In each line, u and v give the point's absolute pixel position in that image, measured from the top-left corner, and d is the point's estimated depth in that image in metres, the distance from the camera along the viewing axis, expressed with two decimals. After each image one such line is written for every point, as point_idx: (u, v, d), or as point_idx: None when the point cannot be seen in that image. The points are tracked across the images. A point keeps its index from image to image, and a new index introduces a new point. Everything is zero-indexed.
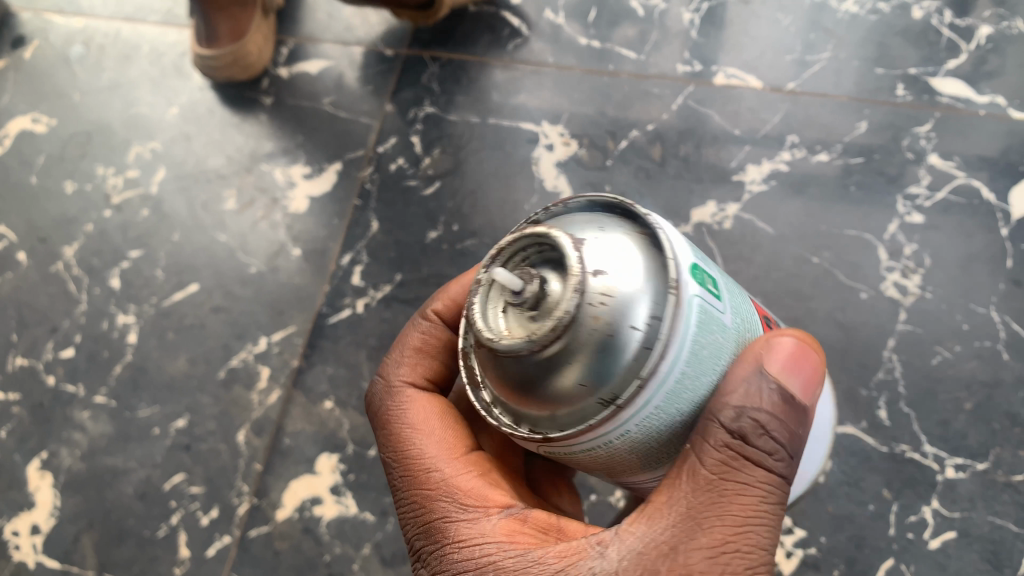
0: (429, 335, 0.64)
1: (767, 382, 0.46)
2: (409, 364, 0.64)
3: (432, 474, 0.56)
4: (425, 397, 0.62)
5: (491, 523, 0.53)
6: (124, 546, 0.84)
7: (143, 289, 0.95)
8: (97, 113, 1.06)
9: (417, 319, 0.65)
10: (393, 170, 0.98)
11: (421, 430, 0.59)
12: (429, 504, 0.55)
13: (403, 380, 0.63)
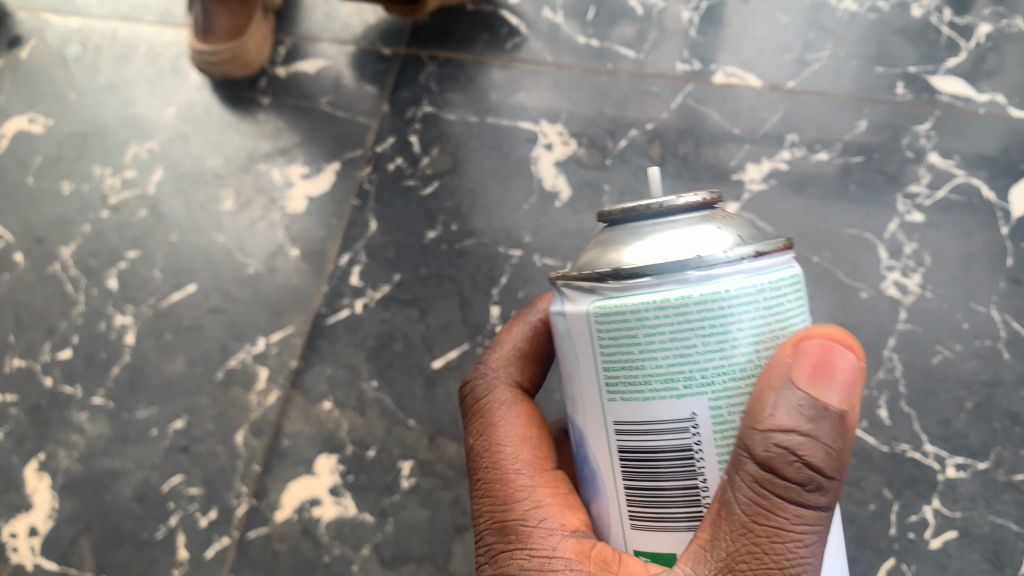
0: (538, 343, 0.64)
1: (806, 399, 0.43)
2: (516, 366, 0.63)
3: (520, 477, 0.55)
4: (524, 402, 0.61)
5: (564, 540, 0.50)
6: (122, 549, 0.84)
7: (140, 290, 0.94)
8: (94, 113, 1.05)
9: (524, 323, 0.65)
10: (391, 171, 0.97)
11: (519, 437, 0.57)
12: (511, 502, 0.54)
13: (509, 379, 0.62)
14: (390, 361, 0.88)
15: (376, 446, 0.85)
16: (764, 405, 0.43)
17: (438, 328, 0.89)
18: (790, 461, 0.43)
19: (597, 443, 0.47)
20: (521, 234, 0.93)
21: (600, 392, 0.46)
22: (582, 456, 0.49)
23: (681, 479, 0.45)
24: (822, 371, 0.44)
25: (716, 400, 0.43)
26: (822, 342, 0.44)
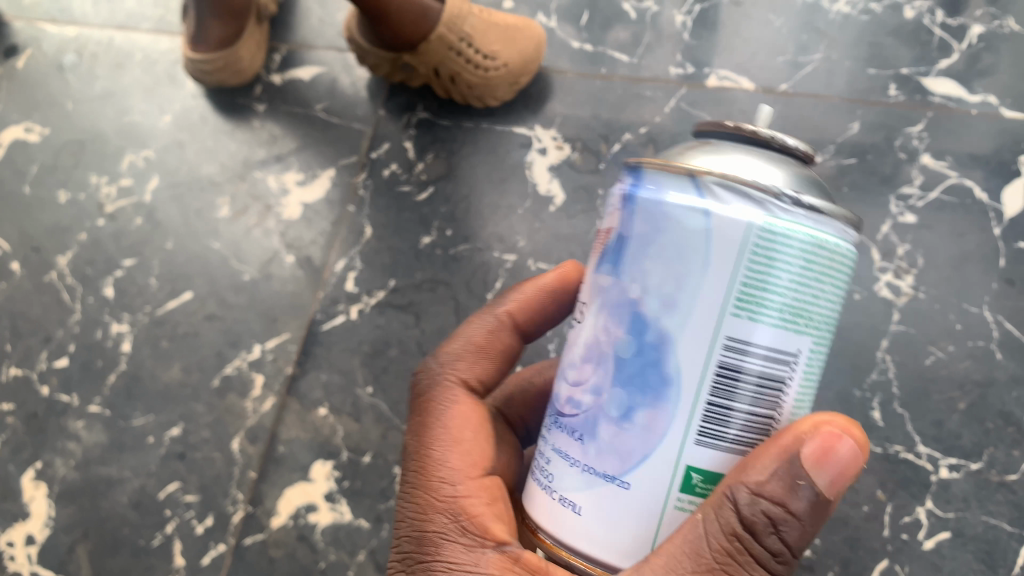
0: (495, 336, 0.65)
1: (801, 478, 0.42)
2: (467, 360, 0.63)
3: (444, 485, 0.54)
4: (467, 399, 0.60)
5: (484, 556, 0.50)
6: (119, 556, 0.85)
7: (137, 297, 0.95)
8: (90, 121, 1.06)
9: (489, 315, 0.66)
10: (386, 176, 0.98)
11: (450, 438, 0.57)
12: (430, 514, 0.53)
13: (458, 376, 0.62)
14: (386, 366, 0.88)
15: (371, 451, 0.85)
16: (750, 496, 0.42)
17: (432, 333, 0.90)
18: (767, 530, 0.42)
19: (691, 356, 0.41)
20: (515, 239, 0.93)
21: (725, 300, 0.40)
22: (659, 369, 0.41)
23: (760, 413, 0.43)
24: (841, 466, 0.42)
25: (813, 348, 0.43)
26: (838, 431, 0.42)
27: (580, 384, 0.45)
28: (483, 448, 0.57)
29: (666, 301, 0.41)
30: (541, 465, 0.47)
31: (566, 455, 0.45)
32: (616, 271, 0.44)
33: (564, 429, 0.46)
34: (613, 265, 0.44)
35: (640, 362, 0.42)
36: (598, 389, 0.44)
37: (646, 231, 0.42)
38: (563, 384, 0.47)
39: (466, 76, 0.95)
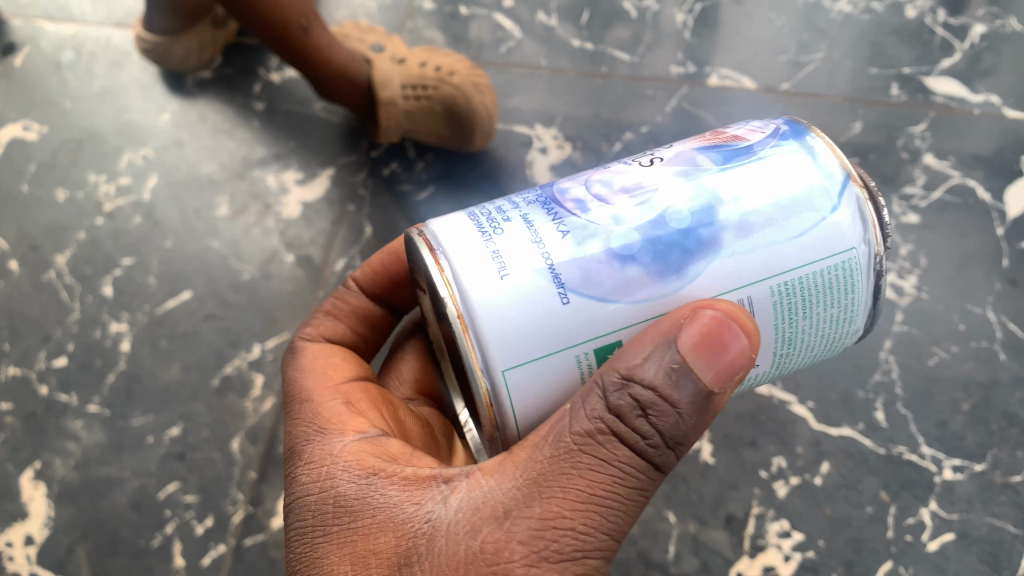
0: (338, 300, 0.67)
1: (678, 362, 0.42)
2: (319, 323, 0.65)
3: (318, 401, 0.56)
4: (320, 347, 0.62)
5: (346, 444, 0.52)
6: (118, 558, 0.83)
7: (136, 296, 0.94)
8: (89, 120, 1.05)
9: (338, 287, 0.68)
10: (386, 175, 0.98)
11: (315, 374, 0.59)
12: (300, 429, 0.55)
13: (309, 336, 0.64)
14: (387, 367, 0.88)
15: None
16: (626, 375, 0.43)
17: None
18: (633, 412, 0.43)
19: (723, 270, 0.45)
20: None
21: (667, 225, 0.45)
22: (687, 260, 0.45)
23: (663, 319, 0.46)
24: (723, 359, 0.42)
25: (754, 304, 0.46)
26: (721, 317, 0.43)
27: (603, 207, 0.47)
28: (340, 368, 0.60)
29: (739, 220, 0.46)
30: (493, 214, 0.47)
31: (532, 226, 0.46)
32: (718, 165, 0.48)
33: (553, 211, 0.47)
34: (718, 159, 0.48)
35: (678, 234, 0.45)
36: (623, 220, 0.46)
37: (788, 168, 0.47)
38: (586, 190, 0.48)
39: (432, 124, 0.95)
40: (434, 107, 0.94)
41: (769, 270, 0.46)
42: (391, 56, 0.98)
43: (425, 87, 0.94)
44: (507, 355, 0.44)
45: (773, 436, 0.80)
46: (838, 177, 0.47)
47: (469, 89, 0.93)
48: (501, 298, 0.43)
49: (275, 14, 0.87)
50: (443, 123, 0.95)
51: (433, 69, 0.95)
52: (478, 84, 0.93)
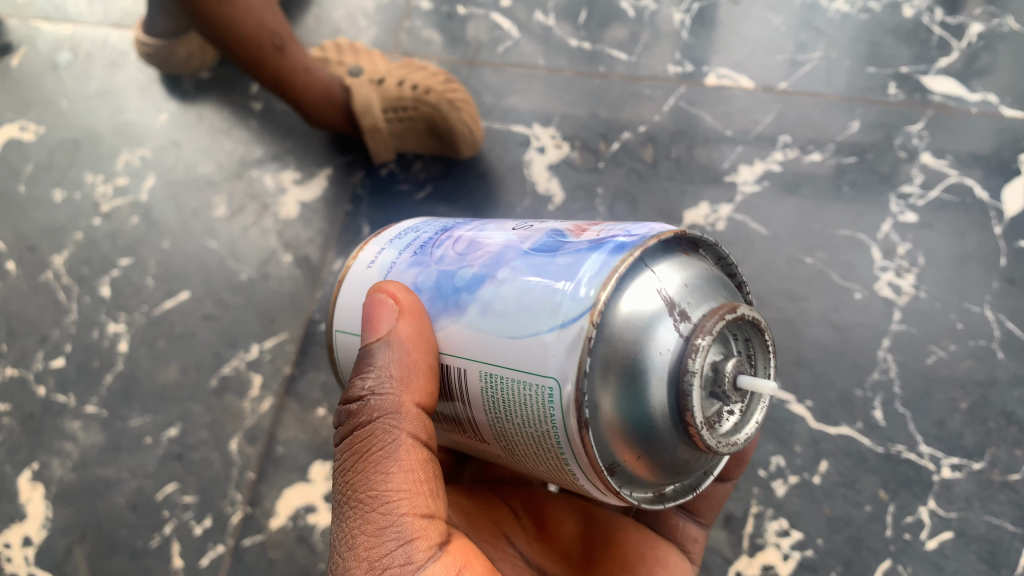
0: None
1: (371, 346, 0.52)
2: None
3: None
4: None
5: None
6: (116, 558, 0.81)
7: (134, 297, 0.94)
8: (85, 121, 1.05)
9: None
10: (383, 175, 0.98)
11: None
12: None
13: None
14: None
15: None
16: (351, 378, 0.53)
17: None
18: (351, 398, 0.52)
19: (453, 337, 0.49)
20: None
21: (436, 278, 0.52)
22: (441, 314, 0.50)
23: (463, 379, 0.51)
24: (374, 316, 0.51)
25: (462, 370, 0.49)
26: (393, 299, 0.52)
27: (447, 252, 0.53)
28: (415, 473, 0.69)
29: (489, 300, 0.48)
30: (413, 228, 0.59)
31: (399, 251, 0.56)
32: (530, 250, 0.49)
33: (432, 239, 0.56)
34: (537, 245, 0.49)
35: (454, 288, 0.50)
36: (446, 259, 0.53)
37: (559, 271, 0.46)
38: (467, 234, 0.54)
39: (409, 147, 0.98)
40: (416, 125, 0.94)
41: (481, 356, 0.47)
42: (370, 73, 0.95)
43: (405, 108, 0.93)
44: (339, 321, 0.57)
45: (773, 436, 0.79)
46: (579, 302, 0.44)
47: (445, 109, 0.91)
48: (343, 300, 0.57)
49: (249, 47, 0.86)
50: (428, 136, 0.96)
51: (409, 87, 0.92)
52: (454, 100, 0.91)
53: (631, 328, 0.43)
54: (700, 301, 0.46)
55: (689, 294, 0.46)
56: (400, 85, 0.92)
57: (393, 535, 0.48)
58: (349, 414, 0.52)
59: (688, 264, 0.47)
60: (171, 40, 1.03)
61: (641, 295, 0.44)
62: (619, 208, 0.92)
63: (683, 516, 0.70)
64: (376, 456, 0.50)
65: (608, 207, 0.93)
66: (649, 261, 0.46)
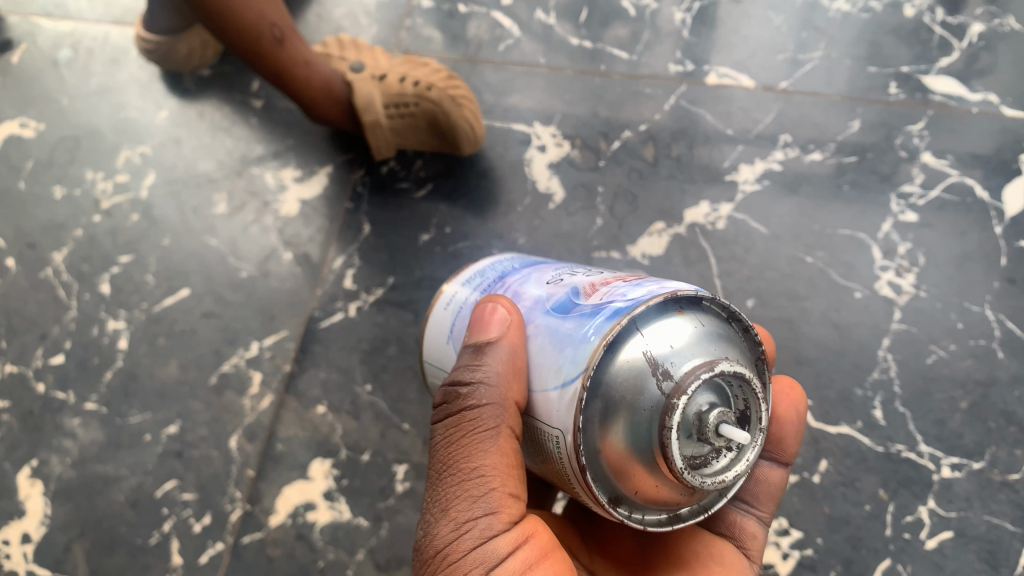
0: None
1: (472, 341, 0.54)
2: None
3: None
4: None
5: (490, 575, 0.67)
6: (115, 555, 0.81)
7: (133, 294, 0.94)
8: (86, 117, 1.05)
9: None
10: (384, 173, 0.98)
11: None
12: None
13: None
14: (385, 364, 0.88)
15: (370, 449, 0.84)
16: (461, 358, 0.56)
17: None
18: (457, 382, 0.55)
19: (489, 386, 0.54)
20: (515, 236, 0.93)
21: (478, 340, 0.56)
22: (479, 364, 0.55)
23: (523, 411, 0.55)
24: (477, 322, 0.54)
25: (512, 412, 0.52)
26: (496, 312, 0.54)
27: None
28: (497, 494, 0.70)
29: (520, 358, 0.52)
30: (486, 269, 0.62)
31: (469, 293, 0.60)
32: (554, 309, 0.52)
33: (491, 286, 0.59)
34: (559, 305, 0.52)
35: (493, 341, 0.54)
36: None
37: (566, 333, 0.49)
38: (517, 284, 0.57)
39: (411, 146, 0.98)
40: (418, 122, 0.94)
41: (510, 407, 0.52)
42: (372, 69, 0.95)
43: (406, 105, 0.92)
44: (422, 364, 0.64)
45: None
46: (575, 368, 0.47)
47: (447, 105, 0.91)
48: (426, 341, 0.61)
49: (251, 39, 0.85)
50: (429, 134, 0.96)
51: (411, 83, 0.92)
52: (456, 97, 0.91)
53: (622, 387, 0.45)
54: (683, 355, 0.46)
55: (676, 354, 0.45)
56: (402, 82, 0.92)
57: (482, 505, 0.51)
58: (453, 391, 0.55)
59: (679, 316, 0.47)
60: (172, 36, 1.03)
61: (628, 356, 0.46)
62: (619, 207, 0.93)
63: (741, 511, 0.65)
64: (482, 440, 0.52)
65: (608, 206, 0.93)
66: (641, 323, 0.47)
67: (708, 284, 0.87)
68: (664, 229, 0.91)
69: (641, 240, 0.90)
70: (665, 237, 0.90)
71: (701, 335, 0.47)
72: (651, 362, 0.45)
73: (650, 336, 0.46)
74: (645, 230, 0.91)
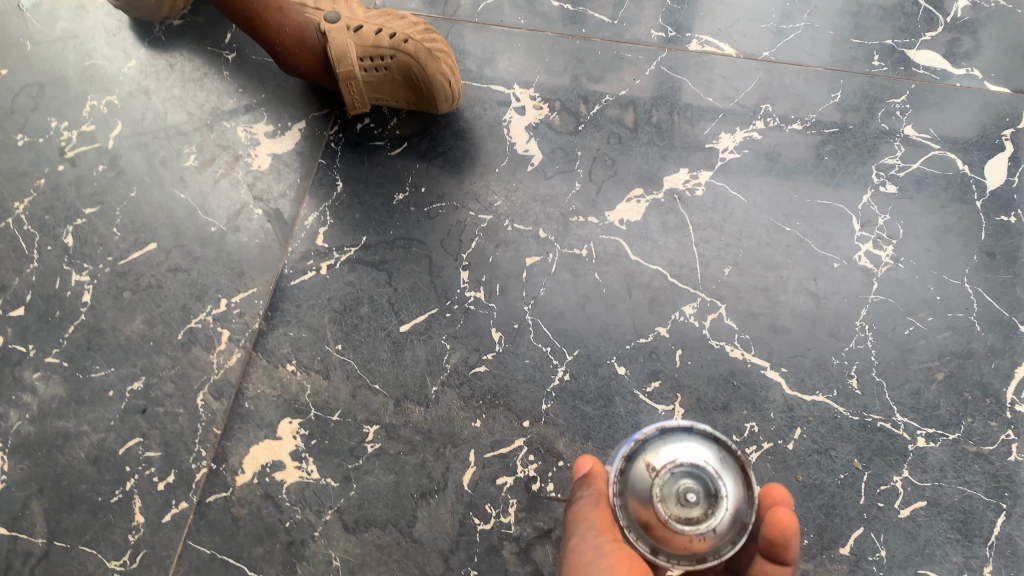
0: None
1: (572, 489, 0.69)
2: None
3: None
4: None
5: None
6: (75, 513, 0.79)
7: (98, 247, 0.91)
8: (50, 64, 1.01)
9: None
10: (359, 130, 0.95)
11: None
12: None
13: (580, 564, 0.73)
14: (357, 324, 0.86)
15: (341, 410, 0.82)
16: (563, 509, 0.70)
17: (405, 293, 0.87)
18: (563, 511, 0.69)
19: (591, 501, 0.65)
20: (493, 197, 0.91)
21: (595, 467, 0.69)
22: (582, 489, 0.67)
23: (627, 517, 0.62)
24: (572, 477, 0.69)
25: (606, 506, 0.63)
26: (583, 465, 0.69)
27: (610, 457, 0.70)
28: None
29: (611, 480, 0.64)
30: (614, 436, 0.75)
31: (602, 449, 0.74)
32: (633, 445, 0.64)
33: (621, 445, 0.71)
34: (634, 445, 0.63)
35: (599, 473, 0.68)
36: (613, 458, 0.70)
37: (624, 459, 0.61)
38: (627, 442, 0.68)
39: (387, 103, 0.95)
40: (393, 76, 0.91)
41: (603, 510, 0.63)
42: (347, 19, 0.90)
43: (382, 57, 0.89)
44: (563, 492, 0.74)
45: (745, 402, 0.79)
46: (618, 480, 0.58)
47: (424, 58, 0.88)
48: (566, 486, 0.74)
49: None
50: (405, 90, 0.93)
51: (387, 35, 0.89)
52: (433, 50, 0.89)
53: (634, 485, 0.56)
54: (665, 450, 0.55)
55: (669, 463, 0.54)
56: (379, 33, 0.89)
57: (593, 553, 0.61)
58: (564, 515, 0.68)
59: (671, 433, 0.56)
60: None
61: (638, 467, 0.56)
62: (599, 171, 0.91)
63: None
64: (588, 508, 0.63)
65: (588, 170, 0.91)
66: (650, 442, 0.57)
67: (686, 251, 0.86)
68: (642, 195, 0.89)
69: (620, 205, 0.89)
70: (644, 203, 0.89)
71: (680, 445, 0.55)
72: (645, 466, 0.56)
73: (643, 448, 0.57)
74: (623, 196, 0.90)
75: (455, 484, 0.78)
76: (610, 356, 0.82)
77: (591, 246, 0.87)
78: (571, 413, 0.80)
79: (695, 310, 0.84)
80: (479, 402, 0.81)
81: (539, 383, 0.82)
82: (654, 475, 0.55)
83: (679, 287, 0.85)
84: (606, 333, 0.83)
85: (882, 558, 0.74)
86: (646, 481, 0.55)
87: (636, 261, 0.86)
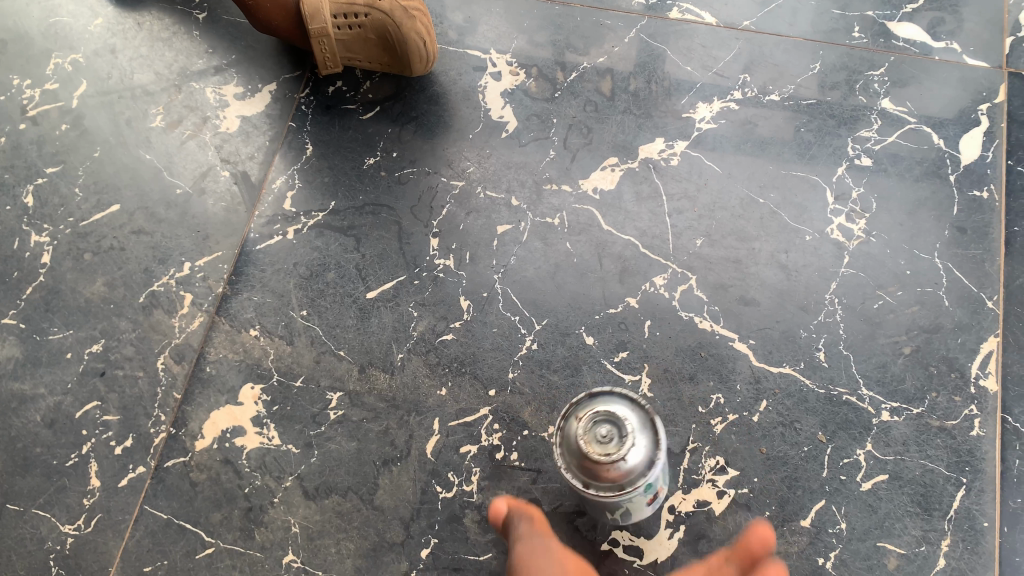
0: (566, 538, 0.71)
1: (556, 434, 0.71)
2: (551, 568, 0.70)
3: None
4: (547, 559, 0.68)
5: None
6: (30, 476, 0.78)
7: (59, 207, 0.89)
8: (14, 21, 0.99)
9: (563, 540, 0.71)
10: (330, 94, 0.94)
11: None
12: None
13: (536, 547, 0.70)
14: (322, 290, 0.84)
15: (304, 375, 0.81)
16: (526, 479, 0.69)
17: (373, 259, 0.85)
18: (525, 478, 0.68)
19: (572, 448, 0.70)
20: (464, 164, 0.89)
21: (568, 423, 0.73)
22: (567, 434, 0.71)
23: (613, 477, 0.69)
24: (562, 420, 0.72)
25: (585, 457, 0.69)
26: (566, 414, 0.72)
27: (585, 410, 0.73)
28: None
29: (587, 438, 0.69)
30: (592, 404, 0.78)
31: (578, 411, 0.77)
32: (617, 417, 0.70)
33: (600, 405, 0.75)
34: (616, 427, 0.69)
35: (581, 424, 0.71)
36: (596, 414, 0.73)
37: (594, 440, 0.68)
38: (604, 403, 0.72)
39: (360, 63, 0.93)
40: (367, 34, 0.88)
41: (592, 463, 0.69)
42: None
43: (356, 14, 0.87)
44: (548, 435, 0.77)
45: (713, 373, 0.79)
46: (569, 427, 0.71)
47: (400, 17, 0.86)
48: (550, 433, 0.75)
49: None
50: (379, 50, 0.90)
51: None
52: (409, 8, 0.86)
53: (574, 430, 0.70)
54: (600, 406, 0.70)
55: (602, 417, 0.70)
56: None
57: None
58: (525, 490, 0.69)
59: (608, 399, 0.71)
60: None
61: (580, 418, 0.70)
62: (573, 139, 0.90)
63: None
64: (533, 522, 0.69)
65: (562, 138, 0.90)
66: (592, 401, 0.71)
67: (658, 221, 0.86)
68: (616, 164, 0.88)
69: (593, 174, 0.88)
70: (617, 172, 0.88)
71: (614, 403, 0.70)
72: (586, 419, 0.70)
73: (586, 405, 0.71)
74: (598, 164, 0.89)
75: (418, 452, 0.77)
76: (579, 326, 0.81)
77: (562, 215, 0.86)
78: (538, 381, 0.79)
79: (665, 280, 0.83)
80: (445, 370, 0.80)
81: (506, 351, 0.81)
82: (591, 425, 0.69)
83: (650, 257, 0.84)
84: (575, 302, 0.82)
85: (843, 530, 0.73)
86: (585, 428, 0.70)
87: (607, 231, 0.85)
